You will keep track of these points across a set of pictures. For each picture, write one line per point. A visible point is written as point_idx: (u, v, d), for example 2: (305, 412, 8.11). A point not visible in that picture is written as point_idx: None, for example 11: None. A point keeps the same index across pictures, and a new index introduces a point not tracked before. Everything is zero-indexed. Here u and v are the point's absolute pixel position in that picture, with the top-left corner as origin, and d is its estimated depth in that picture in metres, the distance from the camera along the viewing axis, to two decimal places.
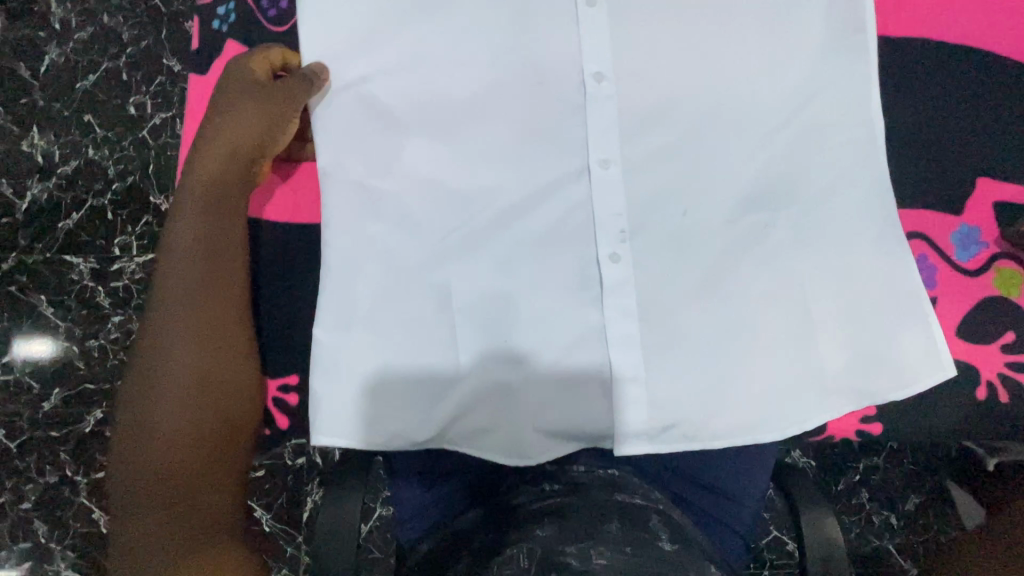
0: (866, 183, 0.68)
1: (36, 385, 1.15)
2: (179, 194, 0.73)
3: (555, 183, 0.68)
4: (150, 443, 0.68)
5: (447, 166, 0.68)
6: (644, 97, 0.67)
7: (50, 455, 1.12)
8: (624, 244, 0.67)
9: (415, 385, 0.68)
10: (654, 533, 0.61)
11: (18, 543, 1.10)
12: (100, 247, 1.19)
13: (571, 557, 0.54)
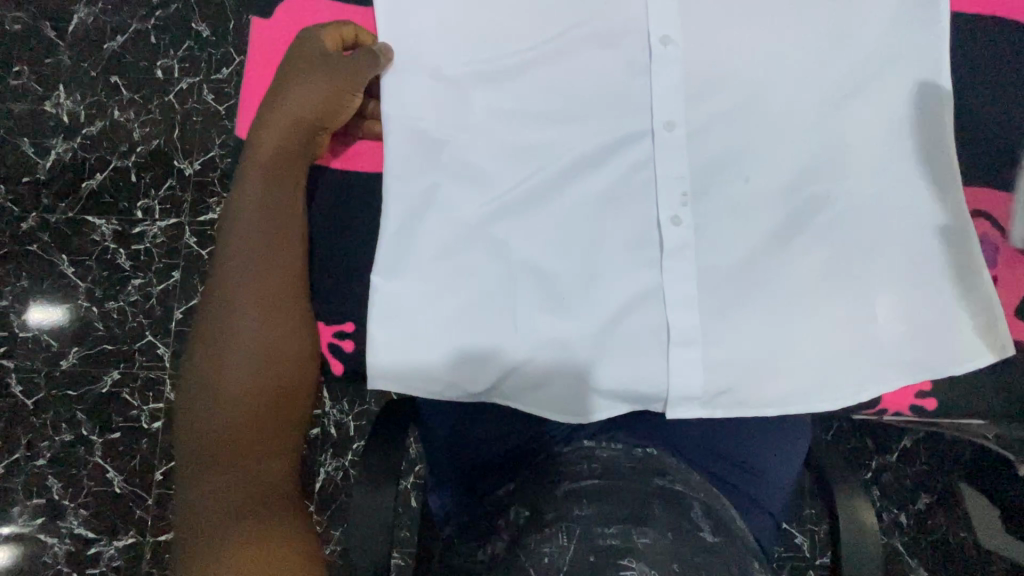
0: (930, 155, 0.69)
1: (54, 343, 1.16)
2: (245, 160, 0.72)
3: (618, 143, 0.70)
4: (215, 405, 0.64)
5: (515, 122, 0.71)
6: (711, 64, 0.69)
7: (67, 414, 1.13)
8: (684, 206, 0.69)
9: (471, 337, 0.69)
10: (697, 523, 0.63)
11: (32, 499, 1.11)
12: (123, 209, 1.19)
13: (612, 539, 0.57)
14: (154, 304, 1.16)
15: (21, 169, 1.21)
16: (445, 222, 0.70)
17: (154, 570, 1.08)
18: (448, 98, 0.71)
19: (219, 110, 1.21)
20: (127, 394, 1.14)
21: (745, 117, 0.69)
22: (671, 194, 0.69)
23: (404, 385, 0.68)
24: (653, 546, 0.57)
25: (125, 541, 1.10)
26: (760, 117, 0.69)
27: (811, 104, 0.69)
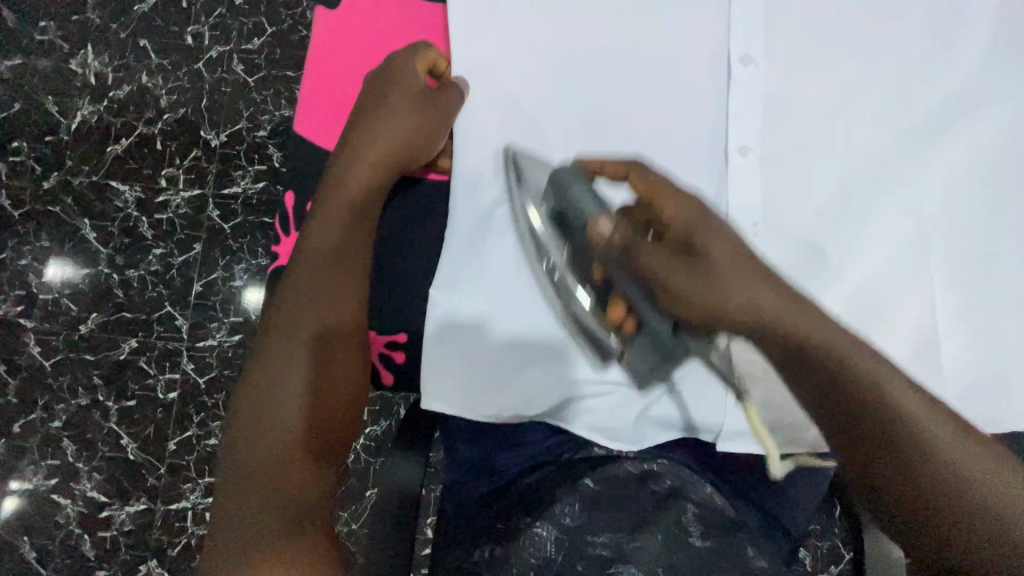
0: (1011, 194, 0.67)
1: (74, 307, 1.16)
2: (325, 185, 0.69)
3: (693, 162, 0.69)
4: (270, 429, 0.60)
5: (590, 134, 0.70)
6: (791, 90, 0.68)
7: (84, 378, 1.14)
8: (758, 235, 0.67)
9: (529, 355, 0.67)
10: (684, 529, 0.63)
11: (46, 460, 1.12)
12: (147, 177, 1.18)
13: (601, 548, 0.61)
14: (174, 275, 1.16)
15: (44, 128, 1.19)
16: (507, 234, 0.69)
17: (164, 537, 1.10)
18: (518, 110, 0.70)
19: (248, 81, 1.19)
20: (144, 362, 1.14)
21: (820, 150, 0.68)
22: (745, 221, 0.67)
23: (452, 398, 0.68)
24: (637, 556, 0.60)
25: (136, 507, 1.11)
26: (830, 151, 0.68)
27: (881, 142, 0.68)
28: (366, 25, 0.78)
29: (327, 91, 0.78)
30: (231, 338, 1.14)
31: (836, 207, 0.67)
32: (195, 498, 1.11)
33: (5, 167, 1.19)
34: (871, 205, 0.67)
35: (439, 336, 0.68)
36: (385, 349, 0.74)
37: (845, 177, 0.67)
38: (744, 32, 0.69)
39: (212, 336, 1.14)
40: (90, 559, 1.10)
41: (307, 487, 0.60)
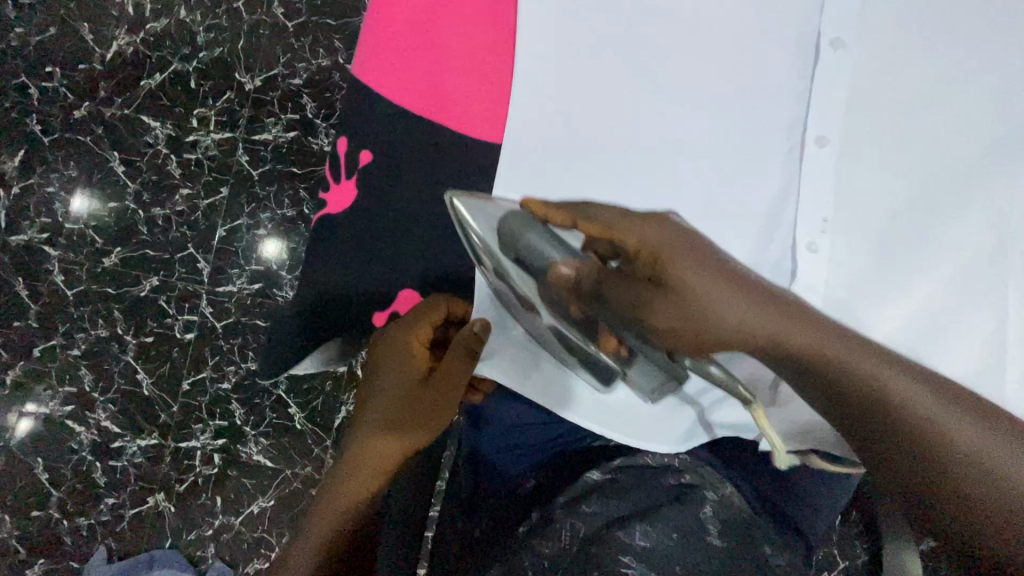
0: None
1: (98, 239, 1.16)
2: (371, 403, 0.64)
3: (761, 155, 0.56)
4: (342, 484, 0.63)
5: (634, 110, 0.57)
6: (892, 74, 0.55)
7: (104, 311, 1.15)
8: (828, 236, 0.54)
9: None
10: (704, 527, 0.53)
11: (64, 386, 1.14)
12: (178, 115, 1.16)
13: (615, 535, 0.50)
14: (199, 217, 1.15)
15: (80, 55, 1.18)
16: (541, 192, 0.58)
17: (172, 472, 1.13)
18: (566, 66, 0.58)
19: (288, 26, 1.16)
20: (164, 301, 1.15)
21: (908, 142, 0.54)
22: (810, 218, 0.54)
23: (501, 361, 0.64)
24: (657, 550, 0.49)
25: (147, 441, 1.13)
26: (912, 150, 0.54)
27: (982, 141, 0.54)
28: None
29: (394, 20, 0.62)
30: (250, 287, 1.14)
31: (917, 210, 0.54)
32: (204, 439, 1.13)
33: (37, 91, 1.18)
34: (960, 208, 0.53)
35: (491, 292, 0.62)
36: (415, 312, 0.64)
37: (930, 179, 0.54)
38: (838, 8, 0.56)
39: (232, 283, 1.14)
40: (101, 486, 1.13)
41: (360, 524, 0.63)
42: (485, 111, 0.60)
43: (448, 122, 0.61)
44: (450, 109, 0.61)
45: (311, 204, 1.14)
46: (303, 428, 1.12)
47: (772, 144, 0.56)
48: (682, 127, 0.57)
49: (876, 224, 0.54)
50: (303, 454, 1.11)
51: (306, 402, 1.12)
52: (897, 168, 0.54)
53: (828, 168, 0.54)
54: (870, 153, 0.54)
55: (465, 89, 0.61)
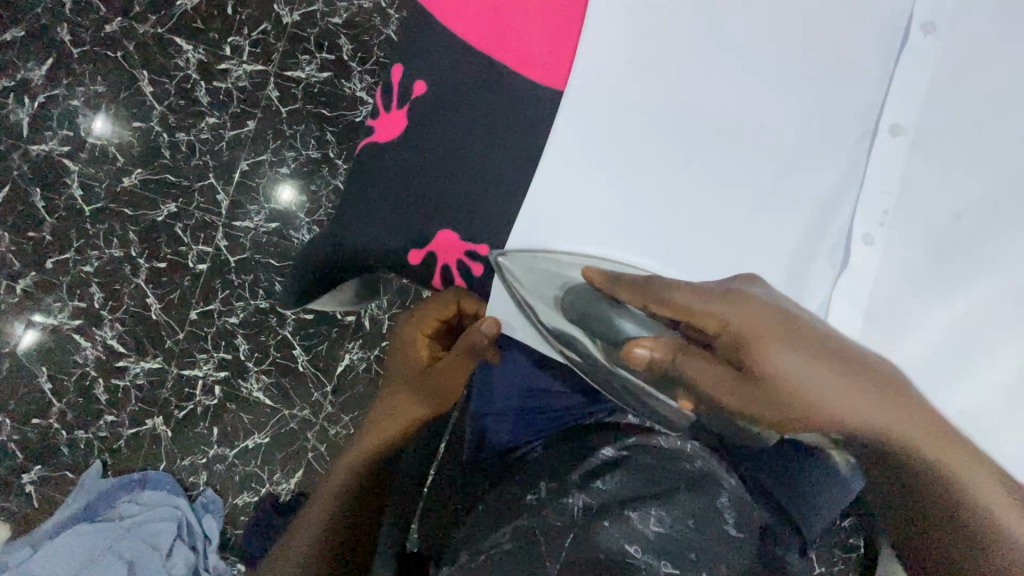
0: None
1: (120, 158, 1.15)
2: (401, 354, 0.78)
3: (831, 138, 0.53)
4: (376, 418, 0.77)
5: (703, 75, 0.53)
6: (983, 69, 0.50)
7: (120, 231, 1.14)
8: (883, 228, 0.52)
9: None
10: (719, 514, 0.52)
11: (73, 301, 1.15)
12: (212, 41, 1.13)
13: (631, 514, 0.49)
14: (223, 148, 1.14)
15: None
16: (598, 149, 0.55)
17: (172, 398, 1.14)
18: (643, 17, 0.54)
19: None
20: (180, 228, 1.14)
21: (989, 140, 0.51)
22: (873, 207, 0.52)
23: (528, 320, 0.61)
24: (670, 533, 0.48)
25: (150, 364, 1.14)
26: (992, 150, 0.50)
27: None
28: None
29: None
30: (267, 225, 1.13)
31: (985, 211, 0.51)
32: (206, 370, 1.14)
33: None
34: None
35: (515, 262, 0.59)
36: (464, 259, 0.59)
37: (1006, 181, 0.50)
38: None
39: (250, 219, 1.13)
40: (101, 403, 1.14)
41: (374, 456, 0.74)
42: (546, 50, 0.56)
43: (505, 57, 0.57)
44: (511, 45, 0.57)
45: (338, 149, 1.12)
46: (305, 371, 1.13)
47: (849, 128, 0.52)
48: (758, 99, 0.53)
49: (939, 222, 0.51)
50: (303, 397, 1.12)
51: (310, 346, 1.13)
52: (970, 168, 0.51)
53: (901, 161, 0.52)
54: (949, 148, 0.51)
55: (526, 25, 0.57)
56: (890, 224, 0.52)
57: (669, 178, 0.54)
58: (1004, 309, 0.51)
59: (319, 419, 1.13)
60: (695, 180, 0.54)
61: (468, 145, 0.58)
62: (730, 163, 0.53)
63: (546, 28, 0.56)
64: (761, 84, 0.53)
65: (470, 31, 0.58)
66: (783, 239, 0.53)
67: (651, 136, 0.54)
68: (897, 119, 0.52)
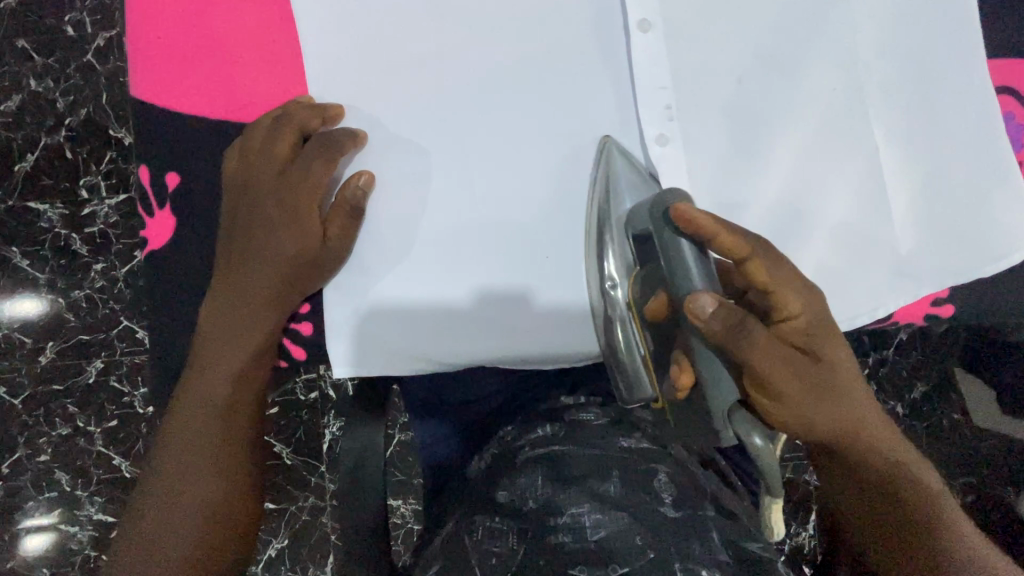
0: (949, 60, 0.44)
1: (28, 339, 1.10)
2: (217, 320, 0.47)
3: (533, 76, 0.45)
4: (180, 442, 0.47)
5: (372, 79, 0.45)
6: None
7: (59, 408, 1.10)
8: (670, 124, 0.44)
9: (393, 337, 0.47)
10: (656, 492, 0.47)
11: (45, 493, 1.10)
12: (65, 191, 1.09)
13: (562, 533, 0.43)
14: (122, 287, 1.10)
15: None
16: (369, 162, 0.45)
17: None
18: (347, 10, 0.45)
19: None
20: (115, 380, 1.10)
21: (678, 42, 0.44)
22: (655, 106, 0.44)
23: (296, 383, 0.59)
24: (616, 537, 0.43)
25: None
26: (699, 44, 0.44)
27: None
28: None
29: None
30: None
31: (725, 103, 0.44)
32: None
33: None
34: (808, 55, 0.44)
35: (346, 309, 0.47)
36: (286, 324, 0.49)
37: (722, 71, 0.44)
38: None
39: None
40: None
41: (191, 465, 0.47)
42: (268, 94, 0.46)
43: (233, 118, 0.48)
44: (236, 108, 0.47)
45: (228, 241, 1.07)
46: (292, 462, 1.02)
47: (594, 44, 0.44)
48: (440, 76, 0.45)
49: (690, 124, 0.44)
50: (300, 488, 1.02)
51: (286, 437, 1.02)
52: (686, 67, 0.44)
53: (665, 60, 0.44)
54: (653, 58, 0.44)
55: (249, 83, 0.47)
56: (680, 116, 0.44)
57: (455, 159, 0.45)
58: (845, 161, 0.44)
59: (327, 500, 1.03)
60: (414, 170, 0.45)
61: (242, 208, 0.47)
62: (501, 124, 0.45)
63: (261, 61, 0.46)
64: (499, 34, 0.44)
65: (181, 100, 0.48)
66: (525, 187, 0.45)
67: (395, 127, 0.45)
68: (645, 13, 0.44)
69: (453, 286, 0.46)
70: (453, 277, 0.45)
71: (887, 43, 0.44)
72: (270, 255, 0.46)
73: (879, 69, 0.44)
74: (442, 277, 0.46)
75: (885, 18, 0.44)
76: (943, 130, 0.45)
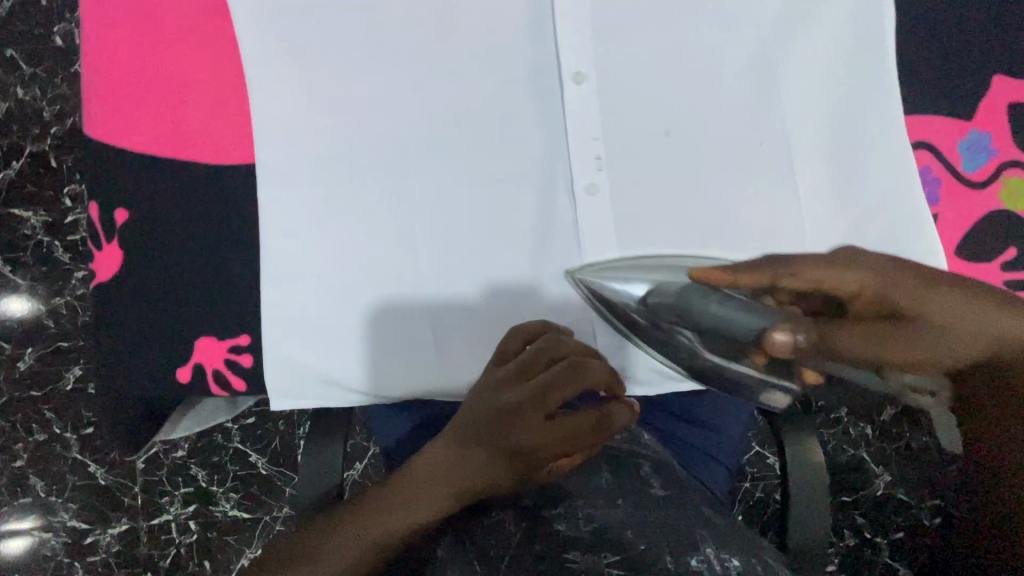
0: (863, 123, 0.47)
1: (6, 344, 1.07)
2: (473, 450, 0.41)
3: (470, 121, 0.46)
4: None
5: (319, 126, 0.46)
6: (585, 43, 0.46)
7: (36, 413, 1.06)
8: (602, 171, 0.46)
9: (323, 368, 0.47)
10: (642, 479, 0.46)
11: (19, 499, 1.05)
12: (49, 199, 1.09)
13: (558, 524, 0.42)
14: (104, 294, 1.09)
15: None
16: (308, 202, 0.46)
17: (153, 551, 1.03)
18: (292, 53, 0.46)
19: None
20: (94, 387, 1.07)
21: (610, 96, 0.47)
22: (586, 154, 0.46)
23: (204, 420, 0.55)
24: (609, 529, 0.41)
25: (119, 528, 1.04)
26: (630, 100, 0.47)
27: (753, 32, 0.47)
28: (148, 19, 0.46)
29: (94, 16, 0.47)
30: None
31: (651, 156, 0.47)
32: (175, 510, 1.03)
33: None
34: (726, 113, 0.47)
35: (280, 338, 0.46)
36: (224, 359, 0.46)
37: (648, 126, 0.47)
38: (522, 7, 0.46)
39: None
40: None
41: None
42: (217, 129, 0.46)
43: (176, 153, 0.46)
44: (177, 136, 0.46)
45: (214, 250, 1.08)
46: (268, 472, 1.03)
47: (530, 92, 0.46)
48: (381, 119, 0.46)
49: (620, 173, 0.47)
50: (276, 498, 1.02)
51: (263, 447, 1.03)
52: (616, 120, 0.47)
53: (594, 110, 0.46)
54: (588, 110, 0.46)
55: (199, 117, 0.46)
56: (608, 166, 0.47)
57: (391, 200, 0.46)
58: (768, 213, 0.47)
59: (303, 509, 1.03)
60: (350, 208, 0.46)
61: (194, 219, 0.46)
62: (436, 167, 0.46)
63: (207, 99, 0.46)
64: (440, 81, 0.46)
65: (126, 131, 0.47)
66: (459, 223, 0.46)
67: (337, 164, 0.46)
68: (578, 65, 0.46)
69: (383, 314, 0.46)
70: (380, 308, 0.46)
71: (809, 100, 0.47)
72: (216, 266, 0.46)
73: (802, 124, 0.47)
74: (378, 310, 0.46)
75: (808, 77, 0.47)
76: (862, 187, 0.47)
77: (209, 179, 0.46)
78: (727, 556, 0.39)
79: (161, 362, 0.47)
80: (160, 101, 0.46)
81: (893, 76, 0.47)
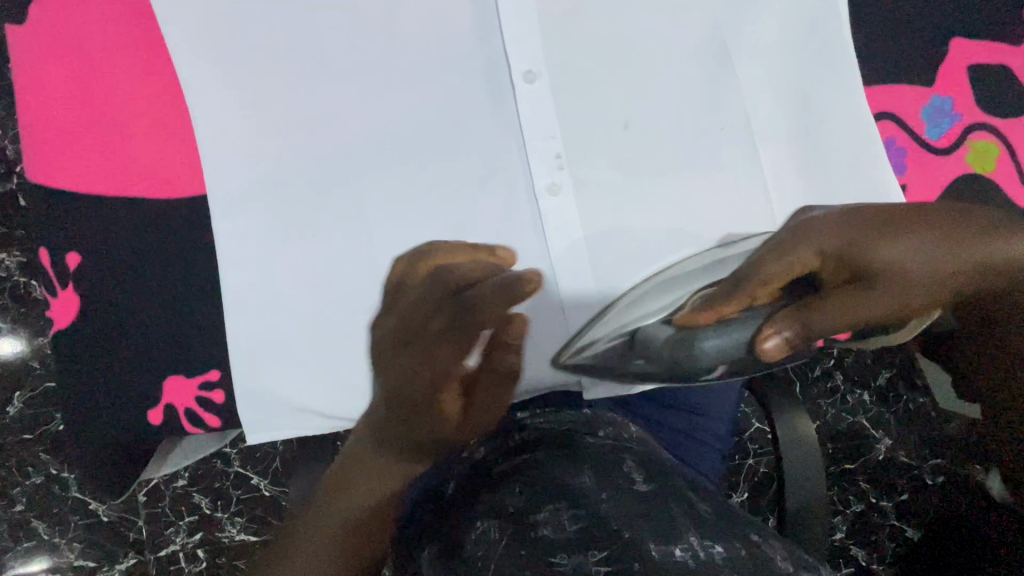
0: (825, 97, 0.47)
1: None
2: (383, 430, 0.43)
3: (426, 130, 0.45)
4: None
5: (274, 148, 0.45)
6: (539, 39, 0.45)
7: (30, 457, 1.02)
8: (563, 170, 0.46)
9: (299, 394, 0.46)
10: (628, 475, 0.41)
11: (23, 543, 1.02)
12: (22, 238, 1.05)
13: (543, 527, 0.36)
14: None
15: None
16: (269, 225, 0.45)
17: None
18: (242, 75, 0.45)
19: None
20: None
21: (567, 91, 0.46)
22: (545, 155, 0.46)
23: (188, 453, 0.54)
24: (597, 523, 0.35)
25: (127, 563, 1.02)
26: (585, 94, 0.46)
27: (707, 14, 0.46)
28: (88, 53, 0.45)
29: (30, 55, 0.45)
30: None
31: (611, 149, 0.46)
32: (182, 540, 1.02)
33: None
34: (684, 99, 0.46)
35: (252, 368, 0.45)
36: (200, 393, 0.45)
37: (607, 119, 0.46)
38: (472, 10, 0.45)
39: None
40: None
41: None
42: (172, 161, 0.45)
43: (131, 189, 0.45)
44: (130, 172, 0.45)
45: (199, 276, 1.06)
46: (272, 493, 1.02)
47: (484, 94, 0.46)
48: (335, 135, 0.45)
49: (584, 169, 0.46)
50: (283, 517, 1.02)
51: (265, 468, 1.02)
52: (575, 116, 0.46)
53: (551, 108, 0.46)
54: (545, 108, 0.46)
55: (152, 150, 0.45)
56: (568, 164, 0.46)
57: (352, 216, 0.45)
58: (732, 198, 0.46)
59: None
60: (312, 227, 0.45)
61: (159, 252, 0.45)
62: (396, 178, 0.45)
63: (157, 131, 0.45)
64: (391, 91, 0.45)
65: (76, 170, 0.45)
66: (423, 233, 0.46)
67: (296, 184, 0.45)
68: (529, 65, 0.45)
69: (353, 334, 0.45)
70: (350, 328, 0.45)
71: (765, 79, 0.46)
72: (186, 299, 0.45)
73: (761, 104, 0.47)
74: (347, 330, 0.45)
75: (764, 56, 0.46)
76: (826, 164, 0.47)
77: (171, 211, 0.45)
78: (713, 545, 0.34)
79: (141, 400, 0.46)
80: (110, 136, 0.45)
81: (850, 48, 0.47)
